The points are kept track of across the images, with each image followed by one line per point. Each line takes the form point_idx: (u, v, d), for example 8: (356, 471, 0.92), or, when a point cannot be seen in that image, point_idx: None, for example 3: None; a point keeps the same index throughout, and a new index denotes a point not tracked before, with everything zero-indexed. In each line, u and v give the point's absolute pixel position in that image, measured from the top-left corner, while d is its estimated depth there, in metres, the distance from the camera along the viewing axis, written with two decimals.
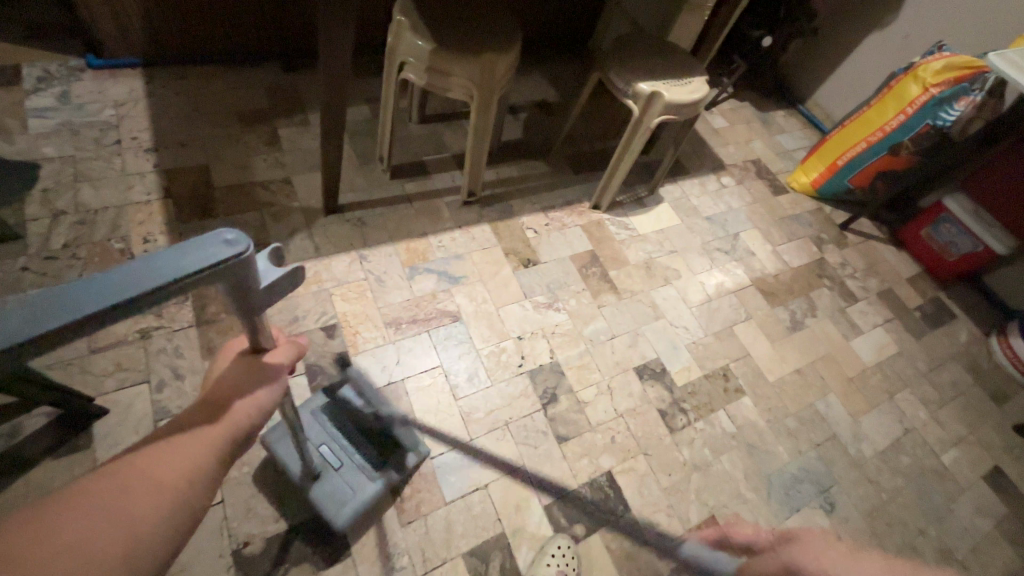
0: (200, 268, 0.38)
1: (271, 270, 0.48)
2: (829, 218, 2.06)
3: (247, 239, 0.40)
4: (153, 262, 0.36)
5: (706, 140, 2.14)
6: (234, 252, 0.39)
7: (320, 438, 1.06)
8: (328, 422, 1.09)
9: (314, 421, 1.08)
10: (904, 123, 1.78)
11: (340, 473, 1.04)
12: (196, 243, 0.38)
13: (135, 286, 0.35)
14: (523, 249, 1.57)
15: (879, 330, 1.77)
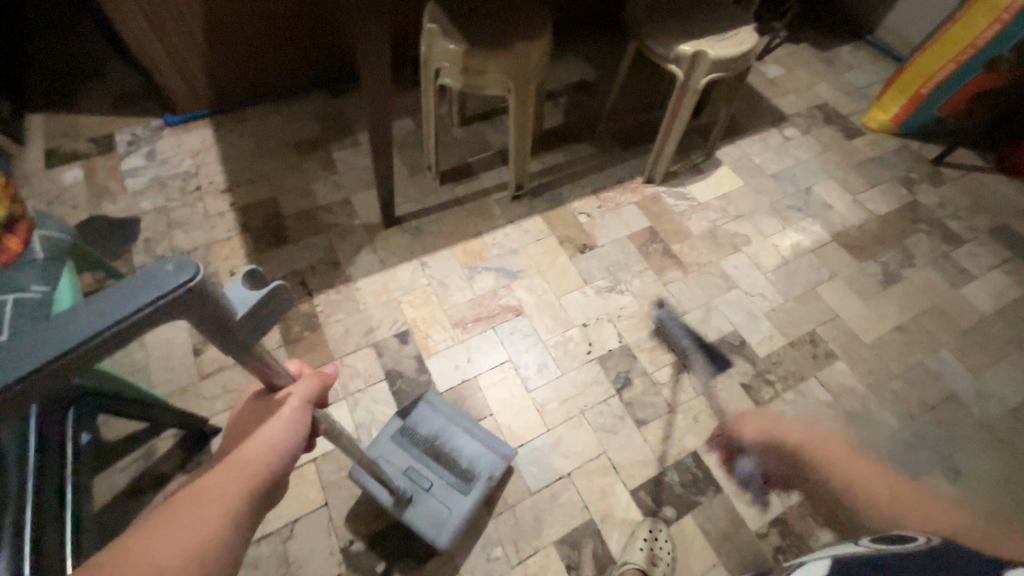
0: (151, 303, 0.34)
1: (245, 297, 0.44)
2: (919, 154, 1.84)
3: (196, 263, 0.36)
4: (103, 303, 0.33)
5: (762, 93, 1.99)
6: (181, 281, 0.35)
7: (405, 462, 1.10)
8: (410, 446, 1.12)
9: (395, 447, 1.12)
10: (1001, 32, 1.55)
11: (432, 492, 1.08)
12: (145, 276, 0.35)
13: (77, 333, 0.32)
14: (579, 235, 1.55)
15: (996, 272, 1.56)
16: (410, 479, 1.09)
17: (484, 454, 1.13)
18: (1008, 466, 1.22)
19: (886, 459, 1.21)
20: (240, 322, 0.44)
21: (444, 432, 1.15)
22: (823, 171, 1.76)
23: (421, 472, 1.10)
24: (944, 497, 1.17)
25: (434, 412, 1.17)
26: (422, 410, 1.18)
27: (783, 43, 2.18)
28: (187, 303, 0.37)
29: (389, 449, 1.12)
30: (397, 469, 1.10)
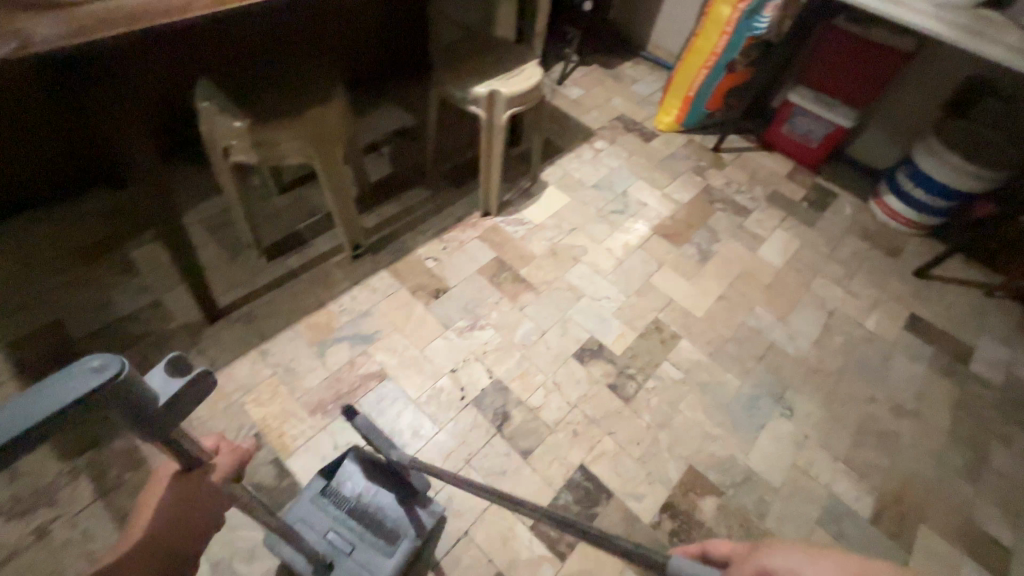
0: (68, 404, 0.33)
1: (170, 382, 0.41)
2: (702, 145, 2.16)
3: (125, 361, 0.36)
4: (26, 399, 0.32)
5: (569, 114, 2.19)
6: (100, 381, 0.34)
7: (326, 524, 1.01)
8: (331, 505, 1.03)
9: (317, 506, 1.03)
10: (730, 42, 1.87)
11: (353, 555, 0.99)
12: (63, 379, 0.34)
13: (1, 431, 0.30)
14: (429, 280, 1.52)
15: (779, 231, 1.88)
16: (331, 543, 1.00)
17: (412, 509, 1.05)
18: (824, 390, 1.46)
19: (737, 415, 1.37)
20: (167, 409, 0.41)
21: (371, 489, 1.07)
22: (634, 174, 1.98)
23: (343, 535, 1.01)
24: (787, 433, 1.36)
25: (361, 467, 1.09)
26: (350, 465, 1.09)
27: (577, 67, 2.43)
28: (108, 398, 0.36)
29: (310, 509, 1.03)
30: (317, 532, 1.00)
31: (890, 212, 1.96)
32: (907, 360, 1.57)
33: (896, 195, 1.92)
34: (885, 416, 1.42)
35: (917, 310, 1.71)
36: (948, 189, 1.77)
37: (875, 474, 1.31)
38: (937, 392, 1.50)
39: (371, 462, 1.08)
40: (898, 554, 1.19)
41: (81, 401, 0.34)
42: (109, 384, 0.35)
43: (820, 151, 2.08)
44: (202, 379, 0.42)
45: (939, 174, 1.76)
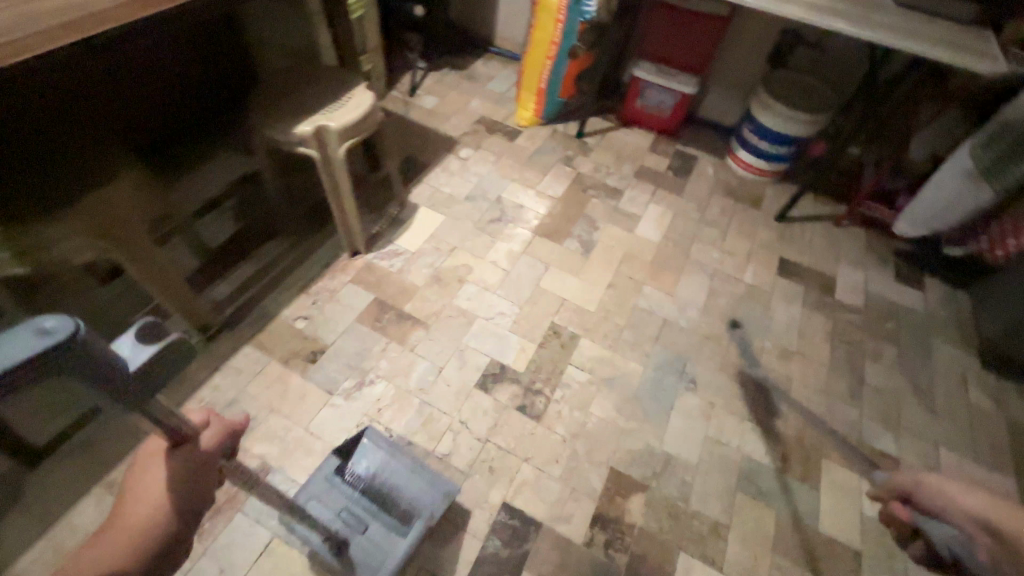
0: (13, 366, 0.29)
1: (139, 346, 0.38)
2: (566, 133, 2.16)
3: (79, 321, 0.32)
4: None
5: (428, 125, 2.09)
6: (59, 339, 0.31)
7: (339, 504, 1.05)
8: (346, 486, 1.07)
9: (331, 485, 1.07)
10: (566, 29, 1.85)
11: (367, 533, 1.03)
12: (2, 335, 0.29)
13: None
14: (303, 344, 1.37)
15: (653, 205, 1.93)
16: (344, 521, 1.04)
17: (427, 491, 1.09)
18: (720, 353, 1.52)
19: (647, 402, 1.38)
20: (144, 377, 0.38)
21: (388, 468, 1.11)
22: (505, 176, 1.94)
23: (356, 514, 1.05)
24: (694, 406, 1.39)
25: (377, 446, 1.13)
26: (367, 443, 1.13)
27: (428, 73, 2.33)
28: (66, 364, 0.32)
29: (324, 488, 1.07)
30: (331, 511, 1.04)
31: (744, 165, 2.07)
32: (785, 304, 1.67)
33: (745, 148, 2.04)
34: (775, 364, 1.51)
35: (784, 253, 1.83)
36: (785, 136, 1.90)
37: (776, 423, 1.38)
38: (814, 327, 1.62)
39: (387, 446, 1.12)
40: (809, 495, 1.26)
41: (59, 362, 0.31)
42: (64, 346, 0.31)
43: (673, 119, 2.15)
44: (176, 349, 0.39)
45: (774, 124, 1.89)
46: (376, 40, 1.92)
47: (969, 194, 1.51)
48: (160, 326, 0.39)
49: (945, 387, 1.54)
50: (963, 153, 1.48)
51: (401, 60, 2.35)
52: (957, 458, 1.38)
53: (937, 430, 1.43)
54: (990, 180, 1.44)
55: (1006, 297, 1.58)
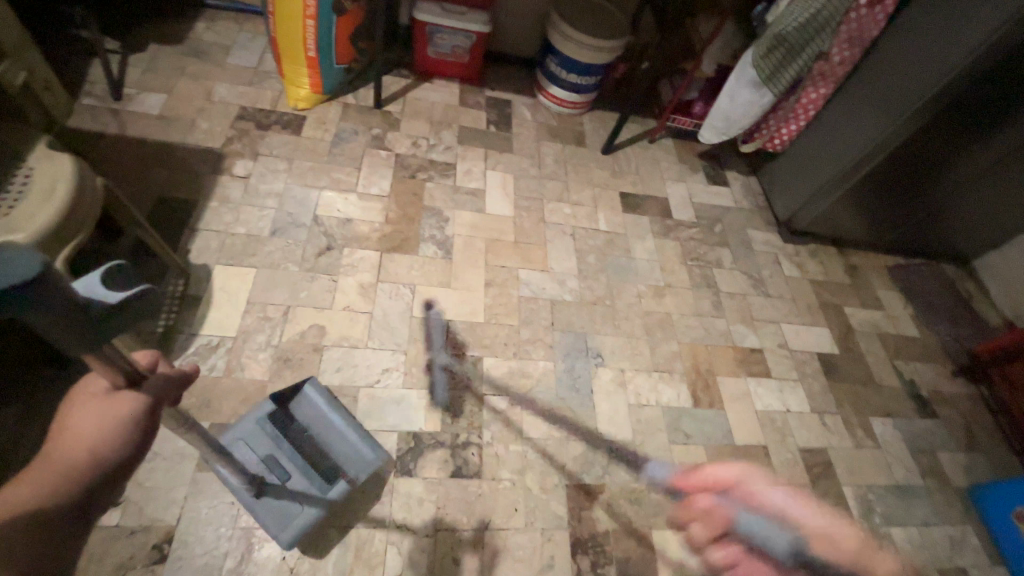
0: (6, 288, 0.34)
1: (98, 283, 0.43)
2: (361, 106, 1.76)
3: (45, 259, 0.36)
4: None
5: (167, 139, 1.48)
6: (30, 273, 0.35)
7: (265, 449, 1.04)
8: (278, 436, 1.07)
9: (262, 430, 1.07)
10: None
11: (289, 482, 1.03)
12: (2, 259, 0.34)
13: None
14: (136, 544, 0.95)
15: (490, 173, 1.75)
16: (268, 467, 1.03)
17: (357, 449, 1.08)
18: (610, 315, 1.53)
19: (571, 398, 1.33)
20: (111, 316, 0.43)
21: (323, 422, 1.10)
22: (310, 185, 1.51)
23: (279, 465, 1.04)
24: (610, 381, 1.39)
25: (316, 399, 1.12)
26: (305, 394, 1.12)
27: (126, 56, 1.61)
28: (38, 297, 0.37)
29: (254, 432, 1.06)
30: (257, 456, 1.04)
31: (558, 101, 1.97)
32: (639, 240, 1.74)
33: (555, 84, 1.92)
34: (654, 304, 1.59)
35: (622, 188, 1.88)
36: (591, 66, 1.84)
37: (675, 363, 1.49)
38: (669, 255, 1.74)
39: (330, 397, 1.13)
40: (718, 416, 1.42)
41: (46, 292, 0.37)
42: (37, 279, 0.36)
43: (474, 63, 1.91)
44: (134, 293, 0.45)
45: (579, 56, 1.79)
46: (13, 30, 1.19)
47: (754, 97, 1.67)
48: (119, 273, 0.45)
49: (768, 270, 1.82)
50: (747, 64, 1.60)
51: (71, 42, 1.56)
52: (793, 329, 1.69)
53: (774, 311, 1.71)
54: (770, 84, 1.60)
55: (789, 172, 1.92)
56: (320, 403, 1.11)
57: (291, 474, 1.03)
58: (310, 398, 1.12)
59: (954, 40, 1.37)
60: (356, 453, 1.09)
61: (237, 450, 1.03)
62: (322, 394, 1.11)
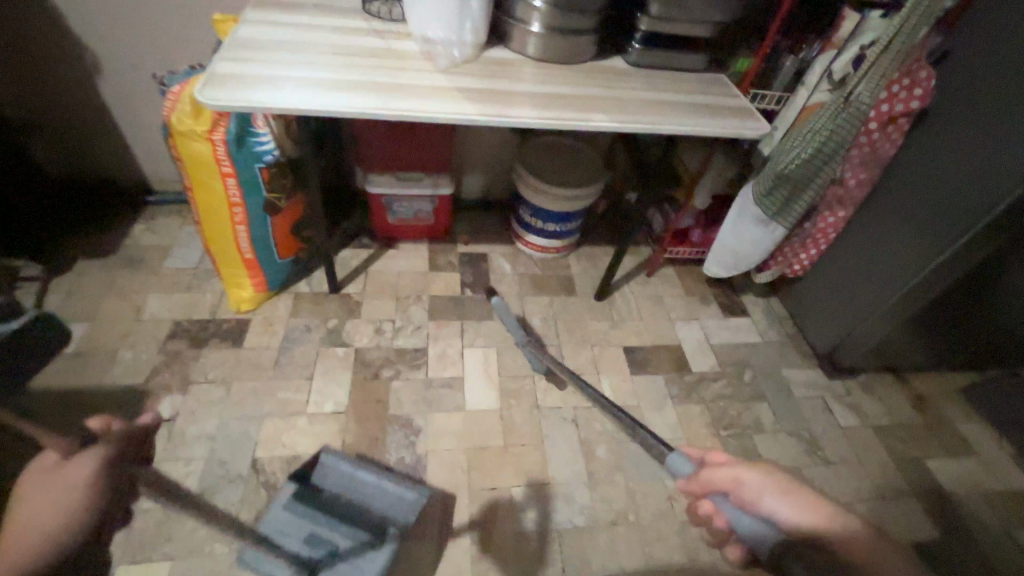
0: None
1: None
2: (315, 294, 1.55)
3: None
4: None
5: (82, 383, 1.25)
6: None
7: (304, 529, 1.03)
8: (310, 509, 1.06)
9: (294, 512, 1.05)
10: (242, 182, 1.23)
11: (341, 552, 1.00)
12: None
13: None
14: None
15: (468, 352, 1.49)
16: (315, 543, 1.02)
17: (397, 496, 1.11)
18: (635, 535, 1.19)
19: None
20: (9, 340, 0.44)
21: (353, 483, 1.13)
22: (251, 413, 1.26)
23: (325, 535, 1.03)
24: None
25: (338, 465, 1.15)
26: (325, 464, 1.15)
27: (47, 281, 1.45)
28: None
29: (285, 518, 1.05)
30: (298, 536, 1.02)
31: (538, 247, 1.76)
32: (655, 410, 1.45)
33: (532, 232, 1.72)
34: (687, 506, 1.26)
35: (624, 341, 1.61)
36: (569, 213, 1.64)
37: None
38: (693, 425, 1.43)
39: (347, 460, 1.15)
40: None
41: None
42: None
43: (440, 222, 1.73)
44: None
45: (554, 206, 1.60)
46: None
47: (762, 234, 1.43)
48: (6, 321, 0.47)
49: (818, 422, 1.50)
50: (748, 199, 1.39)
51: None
52: (870, 509, 1.32)
53: (840, 483, 1.37)
54: (780, 219, 1.37)
55: (814, 297, 1.65)
56: (343, 468, 1.14)
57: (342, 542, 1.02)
58: (332, 465, 1.15)
59: (1000, 158, 1.12)
60: (397, 499, 1.11)
61: (278, 537, 1.02)
62: (342, 460, 1.13)
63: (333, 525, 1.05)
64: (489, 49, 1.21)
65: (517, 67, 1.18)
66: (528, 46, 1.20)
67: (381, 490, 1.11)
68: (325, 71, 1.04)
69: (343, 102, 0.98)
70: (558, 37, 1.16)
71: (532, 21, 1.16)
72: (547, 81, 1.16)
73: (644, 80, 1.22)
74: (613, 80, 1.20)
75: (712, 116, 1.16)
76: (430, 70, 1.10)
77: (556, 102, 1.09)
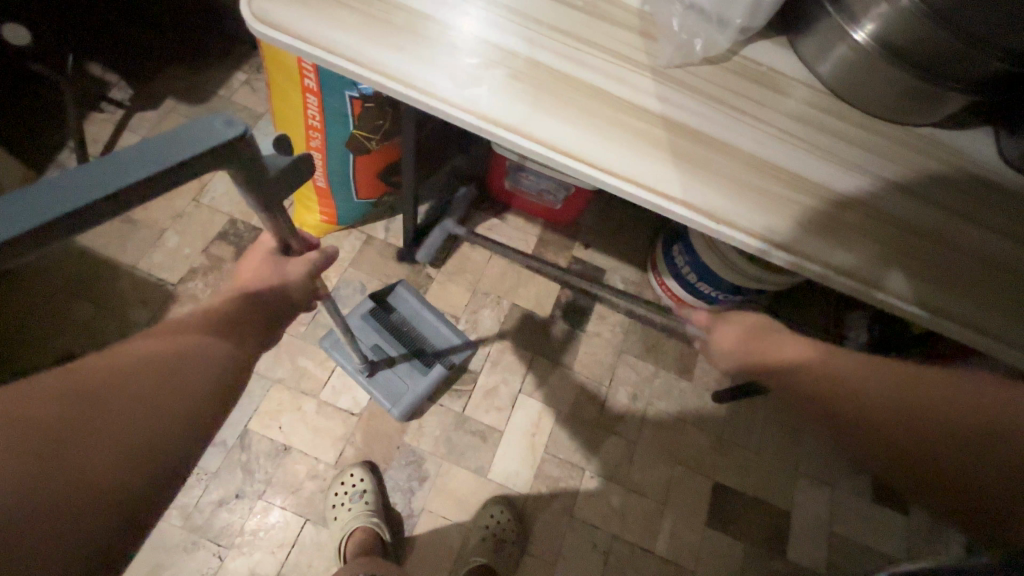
0: (199, 154, 0.35)
1: (209, 137, 0.36)
2: (386, 246, 1.27)
3: (246, 123, 0.38)
4: (174, 138, 0.35)
5: (118, 259, 1.14)
6: (238, 132, 0.37)
7: (371, 339, 1.13)
8: (378, 326, 1.14)
9: (365, 323, 1.14)
10: (325, 108, 0.89)
11: (393, 369, 1.11)
12: (196, 125, 0.36)
13: (189, 149, 0.35)
14: None
15: (524, 401, 1.19)
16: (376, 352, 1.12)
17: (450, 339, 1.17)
18: None
19: None
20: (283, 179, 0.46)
21: (415, 315, 1.17)
22: (262, 372, 1.10)
23: (386, 349, 1.12)
24: None
25: (408, 298, 1.18)
26: (397, 294, 1.19)
27: (129, 114, 1.30)
28: (227, 159, 0.38)
29: (358, 325, 1.14)
30: (364, 342, 1.12)
31: (674, 297, 1.29)
32: None
33: (675, 278, 1.24)
34: None
35: (719, 472, 1.20)
36: (738, 286, 1.13)
37: None
38: None
39: (417, 294, 1.18)
40: None
41: (92, 167, 0.31)
42: (234, 143, 0.37)
43: (566, 212, 1.30)
44: (231, 136, 0.37)
45: (724, 269, 1.11)
46: None
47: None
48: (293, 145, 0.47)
49: None
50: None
51: (86, 87, 1.30)
52: None
53: None
54: None
55: None
56: (411, 302, 1.18)
57: (396, 354, 1.12)
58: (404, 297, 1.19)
59: None
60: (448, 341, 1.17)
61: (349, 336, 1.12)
62: (416, 294, 1.17)
63: (393, 341, 1.13)
64: (754, 41, 0.67)
65: (787, 99, 0.65)
66: (826, 59, 0.65)
67: (437, 331, 1.17)
68: (462, 8, 0.60)
69: (460, 94, 0.56)
70: (896, 72, 0.59)
71: (864, 19, 0.58)
72: (828, 155, 0.62)
73: (1013, 208, 0.64)
74: (950, 188, 0.64)
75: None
76: (634, 62, 0.61)
77: (822, 215, 0.59)
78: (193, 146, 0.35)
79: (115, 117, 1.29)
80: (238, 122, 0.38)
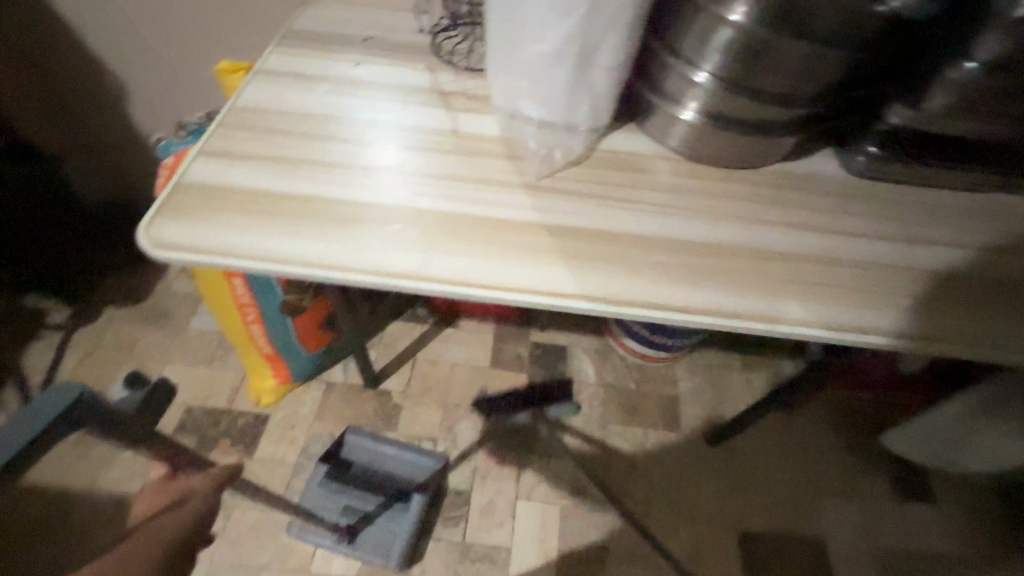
0: (38, 432, 0.38)
1: (48, 409, 0.39)
2: (349, 388, 1.27)
3: (80, 384, 0.41)
4: (14, 425, 0.38)
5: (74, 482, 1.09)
6: (75, 395, 0.41)
7: (340, 502, 1.08)
8: (342, 486, 1.09)
9: (329, 489, 1.09)
10: (252, 284, 0.94)
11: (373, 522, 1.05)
12: (34, 406, 0.39)
13: (30, 429, 0.38)
14: None
15: (523, 505, 1.14)
16: (350, 513, 1.06)
17: (417, 463, 1.12)
18: None
19: None
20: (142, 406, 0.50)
21: (376, 456, 1.13)
22: (245, 562, 1.03)
23: (359, 505, 1.08)
24: None
25: (361, 443, 1.13)
26: (349, 445, 1.14)
27: (70, 333, 1.32)
28: (77, 419, 0.42)
29: (322, 495, 1.08)
30: (335, 509, 1.07)
31: (638, 353, 1.31)
32: None
33: (631, 336, 1.27)
34: None
35: (739, 519, 1.15)
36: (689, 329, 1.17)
37: None
38: None
39: (366, 436, 1.13)
40: None
41: None
42: (77, 403, 0.41)
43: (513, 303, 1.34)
44: (70, 402, 0.40)
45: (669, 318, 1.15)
46: None
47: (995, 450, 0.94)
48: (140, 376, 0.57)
49: None
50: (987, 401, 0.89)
51: (23, 319, 1.32)
52: None
53: None
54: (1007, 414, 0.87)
55: None
56: (365, 446, 1.13)
57: (372, 506, 1.07)
58: (357, 444, 1.14)
59: None
60: (417, 466, 1.12)
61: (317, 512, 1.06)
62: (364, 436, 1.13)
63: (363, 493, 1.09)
64: (608, 135, 0.76)
65: (653, 175, 0.72)
66: (671, 135, 0.73)
67: (402, 461, 1.12)
68: (346, 181, 0.67)
69: (359, 259, 0.60)
70: (729, 134, 0.68)
71: (686, 100, 0.68)
72: (703, 213, 0.69)
73: (876, 210, 0.71)
74: (817, 210, 0.71)
75: (1010, 319, 0.63)
76: (509, 184, 0.68)
77: (715, 267, 0.64)
78: (19, 437, 0.38)
79: (56, 340, 1.31)
80: (73, 386, 0.41)
